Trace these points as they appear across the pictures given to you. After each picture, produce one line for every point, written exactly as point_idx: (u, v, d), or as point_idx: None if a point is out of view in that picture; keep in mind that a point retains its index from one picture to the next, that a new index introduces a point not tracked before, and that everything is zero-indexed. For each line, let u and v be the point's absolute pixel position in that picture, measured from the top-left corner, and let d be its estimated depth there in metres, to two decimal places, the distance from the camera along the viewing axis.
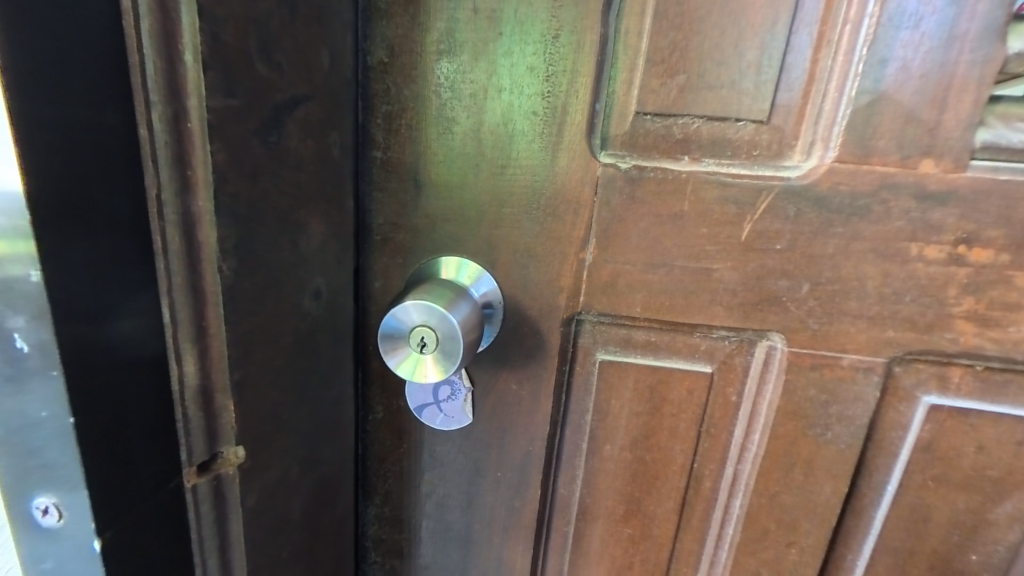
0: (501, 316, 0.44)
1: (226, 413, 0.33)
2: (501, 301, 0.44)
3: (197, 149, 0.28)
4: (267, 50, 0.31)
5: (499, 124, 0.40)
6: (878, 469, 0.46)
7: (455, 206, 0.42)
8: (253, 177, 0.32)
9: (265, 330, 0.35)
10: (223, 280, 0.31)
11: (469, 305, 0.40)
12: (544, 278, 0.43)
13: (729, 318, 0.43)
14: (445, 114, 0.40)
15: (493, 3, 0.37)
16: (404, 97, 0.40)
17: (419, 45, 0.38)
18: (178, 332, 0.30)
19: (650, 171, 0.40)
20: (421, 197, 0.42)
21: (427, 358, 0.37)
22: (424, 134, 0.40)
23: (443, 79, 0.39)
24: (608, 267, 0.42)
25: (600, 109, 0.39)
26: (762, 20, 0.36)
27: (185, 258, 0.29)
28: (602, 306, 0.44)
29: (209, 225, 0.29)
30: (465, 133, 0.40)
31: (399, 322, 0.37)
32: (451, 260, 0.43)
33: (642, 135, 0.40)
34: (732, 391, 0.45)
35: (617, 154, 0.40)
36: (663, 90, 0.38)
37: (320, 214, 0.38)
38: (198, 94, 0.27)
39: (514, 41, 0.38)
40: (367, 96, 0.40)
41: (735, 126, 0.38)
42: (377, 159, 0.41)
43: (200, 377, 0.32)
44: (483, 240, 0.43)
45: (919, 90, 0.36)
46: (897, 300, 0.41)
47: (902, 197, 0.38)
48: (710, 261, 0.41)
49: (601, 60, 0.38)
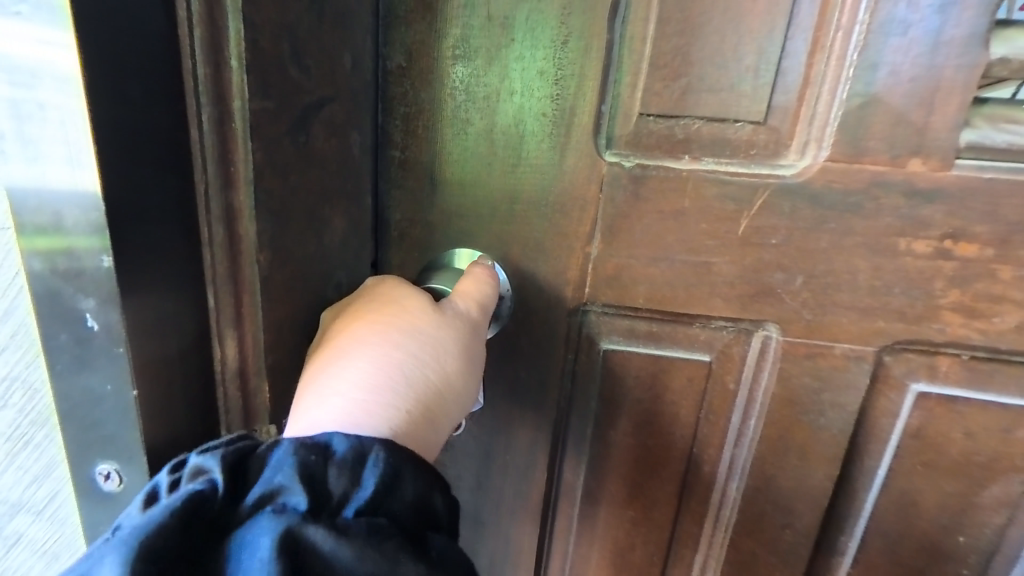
0: (511, 306, 0.47)
1: (260, 395, 0.36)
2: (511, 291, 0.46)
3: (239, 148, 0.31)
4: (300, 55, 0.33)
5: (512, 124, 0.42)
6: (870, 454, 0.48)
7: (468, 201, 0.44)
8: (286, 172, 0.34)
9: (290, 317, 0.37)
10: (261, 270, 0.34)
11: None
12: (552, 271, 0.46)
13: (728, 309, 0.45)
14: (460, 116, 0.42)
15: (506, 12, 0.39)
16: (421, 99, 0.42)
17: (435, 50, 0.41)
18: (220, 318, 0.34)
19: (653, 169, 0.42)
20: (436, 194, 0.44)
21: None
22: (440, 134, 0.43)
23: (459, 81, 0.41)
24: (613, 261, 0.45)
25: (606, 111, 0.42)
26: (760, 27, 0.38)
27: (226, 249, 0.32)
28: (607, 298, 0.46)
29: (247, 219, 0.32)
30: (478, 134, 0.43)
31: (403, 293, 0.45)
32: (464, 252, 0.46)
33: (646, 135, 0.42)
34: (730, 379, 0.47)
35: (622, 153, 0.42)
36: (667, 92, 0.41)
37: (345, 211, 0.41)
38: (240, 97, 0.30)
39: (525, 46, 0.40)
40: (385, 99, 0.42)
41: (733, 127, 0.41)
42: (394, 157, 0.44)
43: (239, 360, 0.35)
44: (494, 235, 0.45)
45: (908, 93, 0.38)
46: (887, 292, 0.43)
47: (892, 194, 0.40)
48: (709, 255, 0.44)
49: (607, 65, 0.40)
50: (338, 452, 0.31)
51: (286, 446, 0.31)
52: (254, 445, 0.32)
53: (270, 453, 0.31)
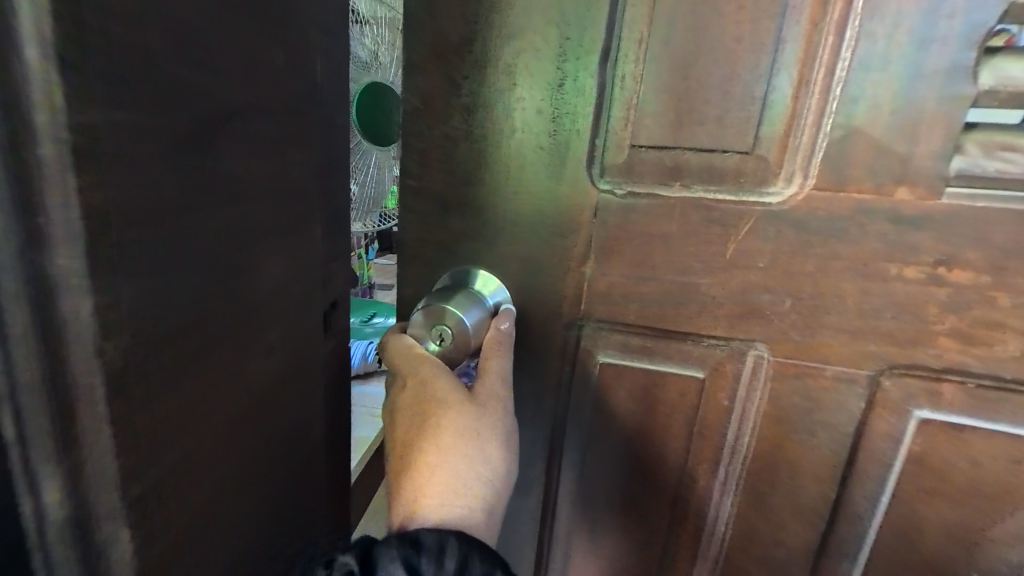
0: (512, 321, 0.51)
1: (116, 551, 0.25)
2: (512, 308, 0.51)
3: (55, 184, 0.20)
4: (190, 52, 0.25)
5: (513, 155, 0.47)
6: (868, 478, 0.48)
7: (473, 223, 0.50)
8: (157, 220, 0.24)
9: (195, 405, 0.29)
10: (111, 362, 0.23)
11: (481, 311, 0.48)
12: (549, 287, 0.50)
13: (717, 327, 0.47)
14: (467, 149, 0.48)
15: (509, 60, 0.45)
16: (434, 136, 0.48)
17: (447, 94, 0.47)
18: (34, 446, 0.22)
19: (643, 196, 0.46)
20: (445, 217, 0.50)
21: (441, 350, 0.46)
22: (450, 165, 0.49)
23: (467, 119, 0.47)
24: (605, 279, 0.48)
25: (599, 143, 0.46)
26: (743, 65, 0.41)
27: (42, 343, 0.21)
28: (601, 314, 0.50)
29: (79, 292, 0.21)
30: (483, 165, 0.48)
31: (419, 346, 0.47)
32: (472, 271, 0.51)
33: (637, 164, 0.45)
34: (722, 396, 0.49)
35: (614, 181, 0.46)
36: (655, 126, 0.44)
37: (284, 248, 0.36)
38: (50, 106, 0.19)
39: (526, 89, 0.45)
40: (404, 135, 0.49)
41: (720, 157, 0.44)
42: (409, 186, 0.50)
43: (69, 507, 0.23)
44: (497, 255, 0.50)
45: (889, 124, 0.39)
46: (878, 316, 0.43)
47: (878, 221, 0.41)
48: (698, 276, 0.46)
49: (600, 103, 0.45)
50: (426, 543, 0.38)
51: (388, 546, 0.38)
52: (365, 543, 0.39)
53: (377, 553, 0.38)
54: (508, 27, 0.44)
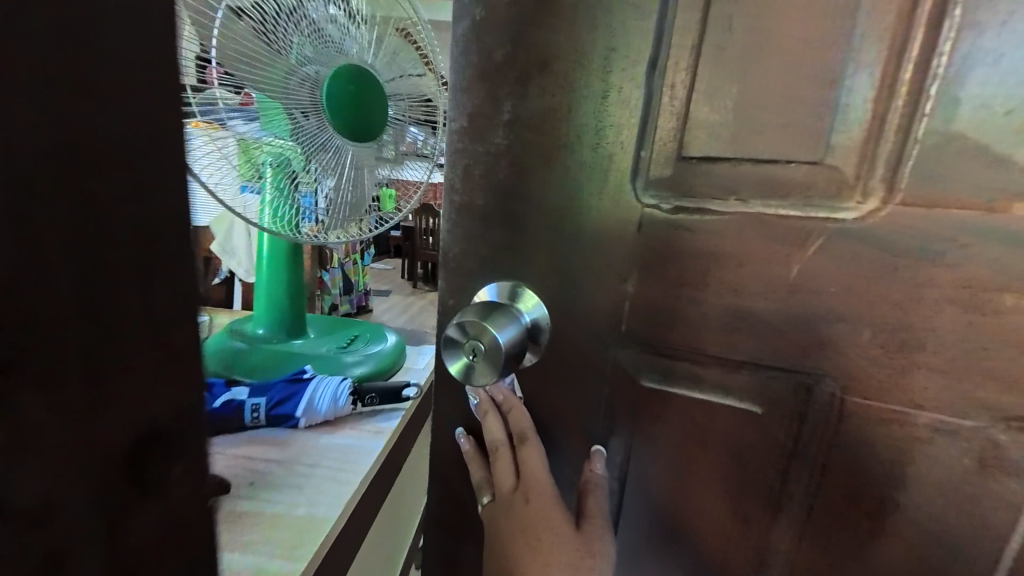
0: (548, 336, 0.50)
1: None
2: (549, 323, 0.50)
3: None
4: None
5: (555, 170, 0.46)
6: (972, 549, 0.40)
7: (514, 237, 0.50)
8: None
9: None
10: None
11: (516, 327, 0.47)
12: (590, 304, 0.48)
13: (778, 359, 0.42)
14: (510, 166, 0.48)
15: (553, 75, 0.44)
16: (478, 153, 0.49)
17: (491, 111, 0.47)
18: None
19: (693, 211, 0.43)
20: (487, 231, 0.51)
21: (475, 365, 0.46)
22: (492, 181, 0.49)
23: (510, 134, 0.47)
24: (649, 299, 0.46)
25: (645, 156, 0.43)
26: (812, 68, 0.37)
27: None
28: (643, 336, 0.47)
29: None
30: (525, 181, 0.48)
31: (450, 361, 0.48)
32: (510, 286, 0.50)
33: (688, 177, 0.42)
34: (783, 434, 0.44)
35: (660, 196, 0.44)
36: (710, 136, 0.41)
37: (136, 286, 0.32)
38: None
39: (570, 104, 0.44)
40: (450, 152, 0.50)
41: (786, 167, 0.39)
42: (453, 200, 0.51)
43: None
44: (536, 270, 0.49)
45: (1002, 128, 0.33)
46: (988, 355, 0.36)
47: (987, 242, 0.35)
48: (756, 300, 0.42)
49: (647, 115, 0.43)
50: None
51: None
52: None
53: None
54: (552, 43, 0.44)
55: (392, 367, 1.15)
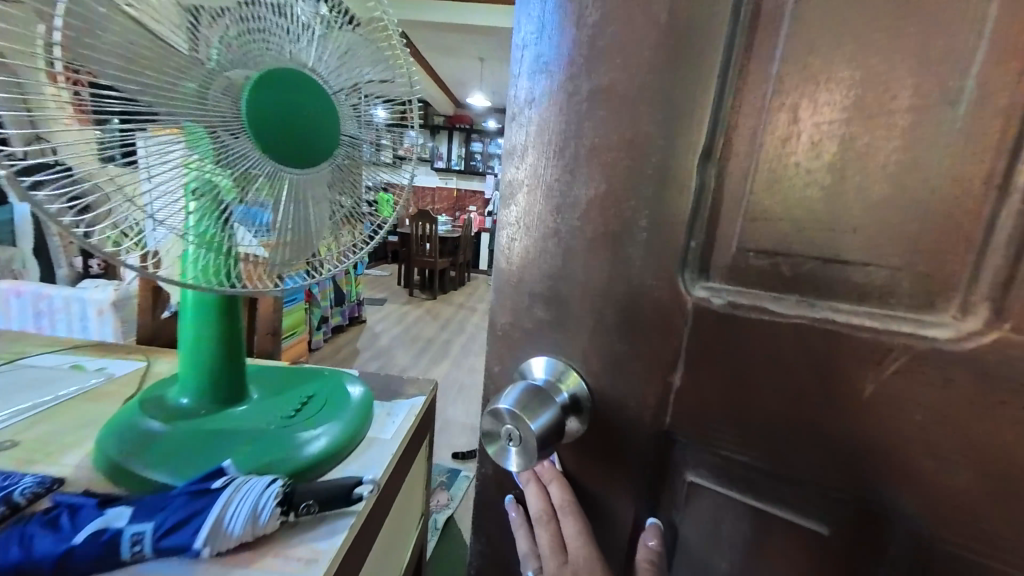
0: (588, 414, 0.49)
1: None
2: (590, 402, 0.49)
3: None
4: None
5: (603, 252, 0.45)
6: None
7: (563, 314, 0.50)
8: None
9: None
10: None
11: (552, 410, 0.46)
12: (635, 390, 0.46)
13: (847, 482, 0.37)
14: (555, 246, 0.48)
15: (599, 162, 0.43)
16: (525, 231, 0.50)
17: (538, 192, 0.48)
18: None
19: (748, 309, 0.39)
20: (534, 306, 0.51)
21: (512, 450, 0.45)
22: (538, 259, 0.50)
23: (558, 215, 0.47)
24: (697, 393, 0.43)
25: (695, 245, 0.41)
26: (895, 163, 0.32)
27: None
28: (688, 432, 0.44)
29: None
30: (569, 262, 0.47)
31: (509, 461, 0.45)
32: (550, 363, 0.50)
33: (746, 269, 0.39)
34: (854, 561, 0.39)
35: (714, 289, 0.41)
36: (769, 229, 0.38)
37: None
38: None
39: (615, 191, 0.43)
40: (501, 227, 0.52)
41: (862, 269, 0.35)
42: (505, 274, 0.53)
43: None
44: (579, 349, 0.49)
45: None
46: None
47: None
48: (821, 413, 0.37)
49: (697, 204, 0.40)
50: None
51: None
52: None
53: None
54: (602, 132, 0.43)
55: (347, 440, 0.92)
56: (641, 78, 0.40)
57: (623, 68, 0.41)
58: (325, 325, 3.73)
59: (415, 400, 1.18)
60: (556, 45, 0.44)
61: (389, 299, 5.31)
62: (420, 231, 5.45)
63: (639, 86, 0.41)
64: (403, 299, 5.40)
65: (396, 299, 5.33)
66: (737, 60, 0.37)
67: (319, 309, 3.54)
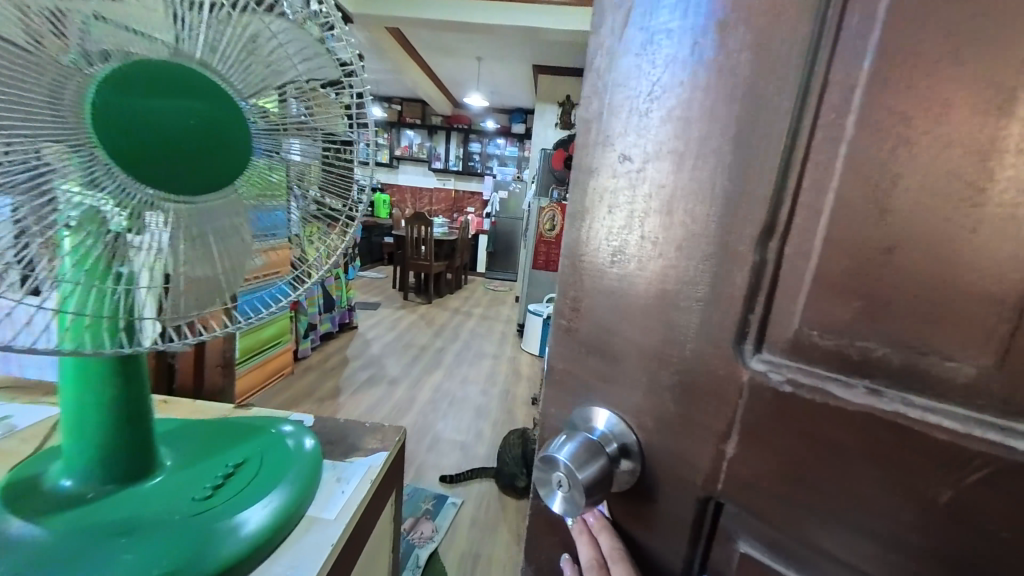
0: (637, 464, 0.43)
1: None
2: (638, 452, 0.43)
3: None
4: None
5: (656, 330, 0.41)
6: None
7: (600, 377, 0.47)
8: None
9: None
10: None
11: (598, 458, 0.41)
12: (682, 455, 0.41)
13: None
14: (617, 299, 0.43)
15: (659, 215, 0.39)
16: (587, 281, 0.45)
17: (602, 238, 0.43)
18: None
19: (808, 390, 0.33)
20: (580, 375, 0.47)
21: (557, 498, 0.41)
22: (598, 310, 0.45)
23: (616, 281, 0.43)
24: (750, 467, 0.37)
25: (756, 316, 0.36)
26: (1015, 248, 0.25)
27: None
28: (742, 504, 0.38)
29: None
30: (629, 318, 0.43)
31: (554, 498, 0.41)
32: (602, 413, 0.45)
33: (808, 348, 0.34)
34: None
35: (772, 362, 0.35)
36: (838, 310, 0.32)
37: None
38: None
39: (676, 249, 0.39)
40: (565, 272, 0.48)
41: (943, 365, 0.28)
42: (560, 325, 0.49)
43: None
44: (631, 408, 0.44)
45: None
46: None
47: None
48: (899, 521, 0.30)
49: (760, 277, 0.35)
50: None
51: None
52: None
53: None
54: (670, 215, 0.38)
55: (293, 511, 0.73)
56: (718, 161, 0.35)
57: (696, 132, 0.36)
58: (311, 332, 3.30)
59: (376, 459, 0.94)
60: (630, 129, 0.40)
61: (383, 303, 5.00)
62: (417, 233, 5.21)
63: (713, 172, 0.36)
64: (399, 303, 5.12)
65: (391, 304, 5.03)
66: (808, 114, 0.32)
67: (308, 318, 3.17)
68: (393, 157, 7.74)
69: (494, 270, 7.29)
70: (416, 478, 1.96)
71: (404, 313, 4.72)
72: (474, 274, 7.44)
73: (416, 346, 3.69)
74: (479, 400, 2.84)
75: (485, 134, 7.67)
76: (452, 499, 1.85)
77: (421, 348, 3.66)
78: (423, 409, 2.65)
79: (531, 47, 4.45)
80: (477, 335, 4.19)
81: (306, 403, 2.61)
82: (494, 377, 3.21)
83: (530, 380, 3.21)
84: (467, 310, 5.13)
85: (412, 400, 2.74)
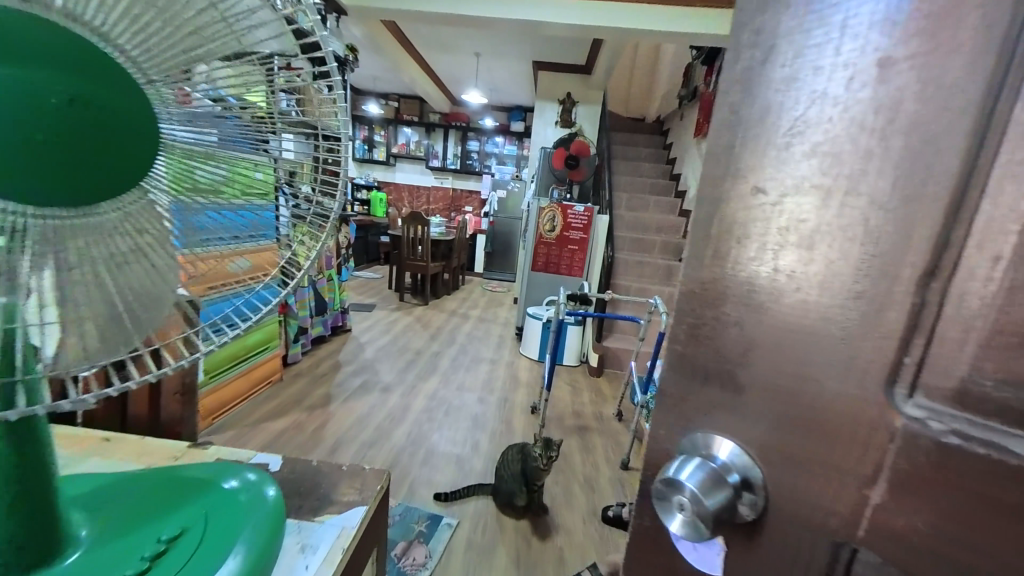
0: (762, 499, 0.33)
1: None
2: (764, 484, 0.33)
3: None
4: None
5: (790, 368, 0.32)
6: None
7: (694, 419, 0.38)
8: None
9: None
10: None
11: (724, 487, 0.33)
12: (811, 497, 0.31)
13: None
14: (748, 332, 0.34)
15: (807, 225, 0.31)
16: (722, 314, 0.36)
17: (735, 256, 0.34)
18: None
19: (981, 447, 0.23)
20: (677, 420, 0.39)
21: (678, 518, 0.33)
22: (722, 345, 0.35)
23: (742, 310, 0.34)
24: (901, 519, 0.27)
25: (910, 361, 0.27)
26: None
27: None
28: (896, 562, 0.27)
29: None
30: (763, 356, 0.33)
31: (670, 520, 0.34)
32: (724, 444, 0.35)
33: (983, 406, 0.24)
34: None
35: (935, 412, 0.25)
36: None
37: None
38: None
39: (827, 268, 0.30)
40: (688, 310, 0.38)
41: None
42: (674, 350, 0.39)
43: None
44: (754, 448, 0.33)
45: None
46: None
47: None
48: None
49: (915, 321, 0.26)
50: None
51: None
52: None
53: None
54: (814, 251, 0.30)
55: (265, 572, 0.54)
56: (879, 197, 0.27)
57: (881, 129, 0.27)
58: (302, 336, 3.20)
59: (356, 512, 0.72)
60: (767, 161, 0.32)
61: (377, 304, 4.88)
62: (413, 233, 5.11)
63: (873, 210, 0.28)
64: (394, 304, 5.01)
65: (386, 305, 4.91)
66: (1006, 106, 0.23)
67: (298, 321, 3.06)
68: (389, 154, 7.62)
69: (491, 271, 7.21)
70: (407, 498, 1.87)
71: (399, 315, 4.60)
72: (469, 274, 7.33)
73: (411, 351, 3.59)
74: (477, 408, 2.74)
75: (483, 132, 7.54)
76: (447, 520, 1.76)
77: (416, 352, 3.55)
78: (419, 418, 2.55)
79: (533, 43, 4.36)
80: (474, 338, 4.09)
81: (296, 411, 2.50)
82: (492, 384, 3.11)
83: (529, 387, 3.11)
84: (464, 312, 5.03)
85: (407, 408, 2.64)
